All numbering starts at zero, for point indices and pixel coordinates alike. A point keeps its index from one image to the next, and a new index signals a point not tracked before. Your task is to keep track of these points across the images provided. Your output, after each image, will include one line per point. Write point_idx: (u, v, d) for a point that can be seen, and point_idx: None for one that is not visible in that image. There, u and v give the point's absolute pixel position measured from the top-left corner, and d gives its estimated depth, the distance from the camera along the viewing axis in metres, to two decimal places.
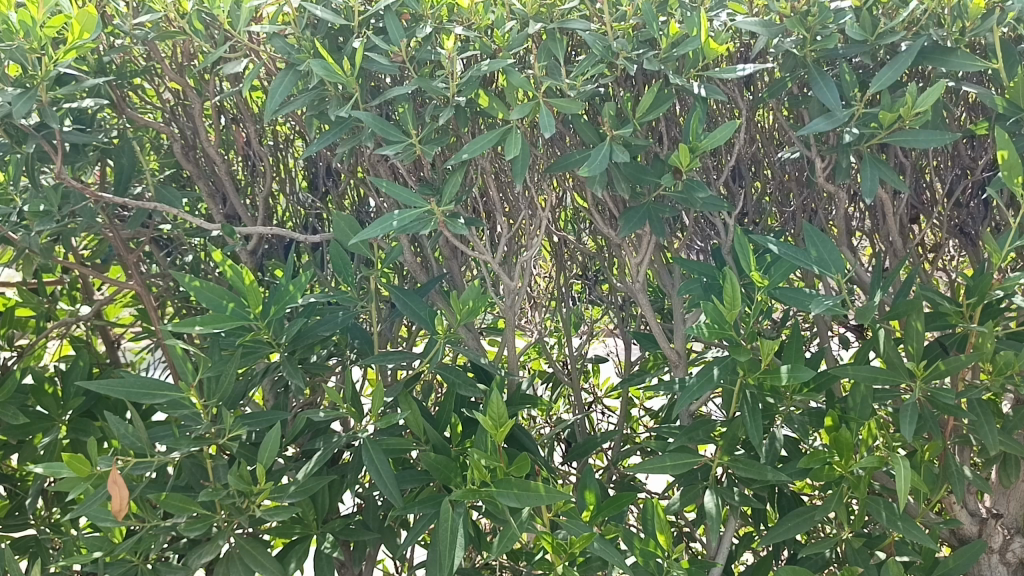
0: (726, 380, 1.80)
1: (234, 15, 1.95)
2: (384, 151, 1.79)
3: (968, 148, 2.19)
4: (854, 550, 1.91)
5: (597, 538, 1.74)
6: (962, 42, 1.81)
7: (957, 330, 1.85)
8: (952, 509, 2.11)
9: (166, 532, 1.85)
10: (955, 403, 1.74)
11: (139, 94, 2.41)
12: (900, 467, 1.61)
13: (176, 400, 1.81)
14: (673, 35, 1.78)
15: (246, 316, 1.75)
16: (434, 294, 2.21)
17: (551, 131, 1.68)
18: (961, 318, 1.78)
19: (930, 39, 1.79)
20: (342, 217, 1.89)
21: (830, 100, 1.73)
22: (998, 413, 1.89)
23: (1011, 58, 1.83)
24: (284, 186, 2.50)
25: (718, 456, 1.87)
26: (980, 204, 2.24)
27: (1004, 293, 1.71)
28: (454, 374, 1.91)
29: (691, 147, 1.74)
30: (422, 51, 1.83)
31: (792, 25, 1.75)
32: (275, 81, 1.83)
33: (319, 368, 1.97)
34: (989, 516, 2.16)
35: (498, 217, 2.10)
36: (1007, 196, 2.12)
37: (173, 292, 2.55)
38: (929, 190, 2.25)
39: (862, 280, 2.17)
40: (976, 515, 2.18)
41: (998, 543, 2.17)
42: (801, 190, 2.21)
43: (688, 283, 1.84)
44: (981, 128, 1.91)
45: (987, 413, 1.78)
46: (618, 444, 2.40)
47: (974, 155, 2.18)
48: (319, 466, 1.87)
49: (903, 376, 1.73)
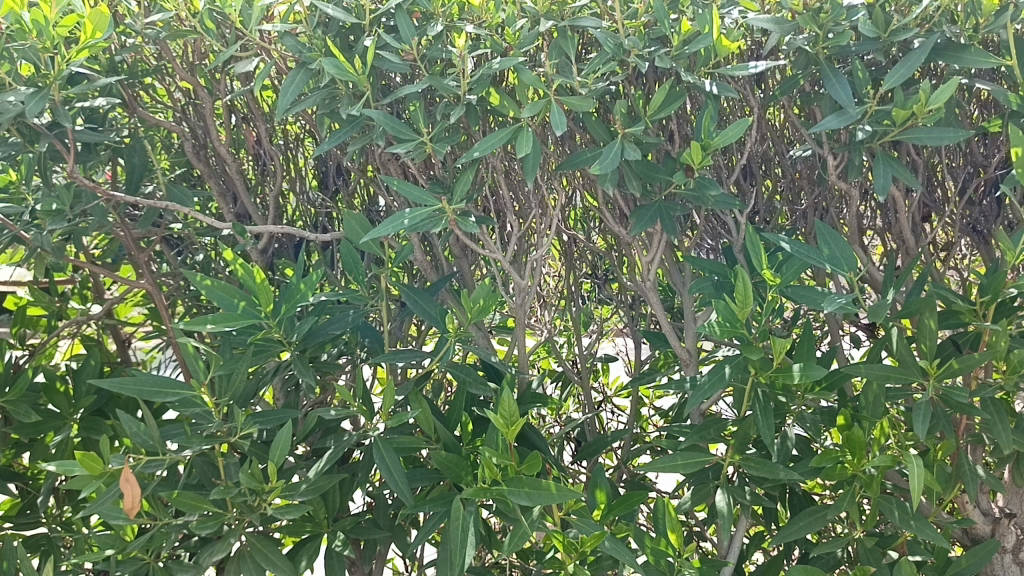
0: (738, 379, 1.79)
1: (245, 14, 1.96)
2: (395, 150, 1.78)
3: (981, 146, 2.18)
4: (866, 550, 1.90)
5: (608, 536, 1.74)
6: (976, 38, 1.80)
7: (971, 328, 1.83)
8: (965, 509, 2.10)
9: (178, 530, 1.85)
10: (968, 402, 1.73)
11: (150, 94, 2.42)
12: (913, 466, 1.61)
13: (188, 399, 1.81)
14: (685, 33, 1.78)
15: (258, 314, 1.76)
16: (444, 293, 2.21)
17: (562, 128, 1.68)
18: (973, 318, 1.77)
19: (943, 36, 1.78)
20: (353, 216, 1.89)
21: (843, 98, 1.72)
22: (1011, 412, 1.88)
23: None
24: (294, 185, 2.51)
25: (730, 455, 1.86)
26: (992, 203, 2.23)
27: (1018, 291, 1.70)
28: (464, 372, 1.90)
29: (703, 145, 1.74)
30: (434, 49, 1.83)
31: (804, 22, 1.74)
32: (286, 79, 1.83)
33: (329, 367, 1.97)
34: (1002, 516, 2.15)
35: (508, 216, 2.10)
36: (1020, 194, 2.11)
37: (184, 291, 2.56)
38: (941, 188, 2.24)
39: (873, 279, 2.16)
40: (989, 515, 2.17)
41: (1010, 543, 2.16)
42: (812, 189, 2.20)
43: (700, 281, 1.83)
44: (995, 125, 1.90)
45: (1001, 411, 1.77)
46: (628, 444, 2.40)
47: (987, 153, 2.18)
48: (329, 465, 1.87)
49: (916, 375, 1.72)
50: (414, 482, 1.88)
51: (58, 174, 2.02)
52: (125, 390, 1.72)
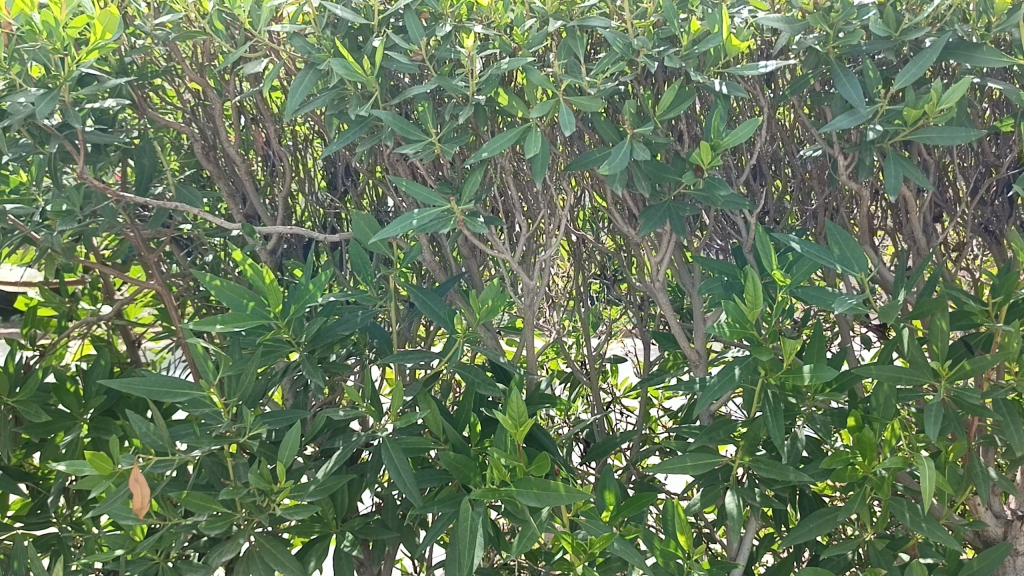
0: (748, 380, 1.78)
1: (254, 15, 1.96)
2: (404, 150, 1.78)
3: (993, 146, 2.16)
4: (878, 552, 1.88)
5: (616, 537, 1.73)
6: (988, 37, 1.79)
7: (982, 329, 1.82)
8: (978, 511, 2.08)
9: (187, 530, 1.85)
10: (980, 403, 1.71)
11: (159, 95, 2.43)
12: (925, 468, 1.59)
13: (197, 399, 1.81)
14: (694, 32, 1.77)
15: (266, 314, 1.76)
16: (452, 293, 2.20)
17: (571, 128, 1.67)
18: (985, 320, 1.75)
19: (955, 35, 1.77)
20: (362, 216, 1.89)
21: (853, 97, 1.71)
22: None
23: None
24: (303, 186, 2.51)
25: (740, 456, 1.85)
26: (1005, 202, 2.21)
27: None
28: (472, 373, 1.90)
29: (713, 145, 1.73)
30: (443, 50, 1.83)
31: (814, 21, 1.73)
32: (295, 80, 1.83)
33: (338, 367, 1.97)
34: (1015, 518, 2.13)
35: (517, 217, 2.09)
36: None
37: (193, 292, 2.56)
38: (953, 188, 2.23)
39: (884, 280, 2.14)
40: (1001, 517, 2.15)
41: (1023, 545, 2.14)
42: (822, 189, 2.19)
43: (709, 281, 1.82)
44: (1007, 124, 1.89)
45: (1014, 412, 1.75)
46: (637, 445, 2.39)
47: (999, 153, 2.16)
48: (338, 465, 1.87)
49: (927, 376, 1.71)
50: (423, 482, 1.87)
51: (78, 171, 2.03)
52: (135, 390, 1.72)
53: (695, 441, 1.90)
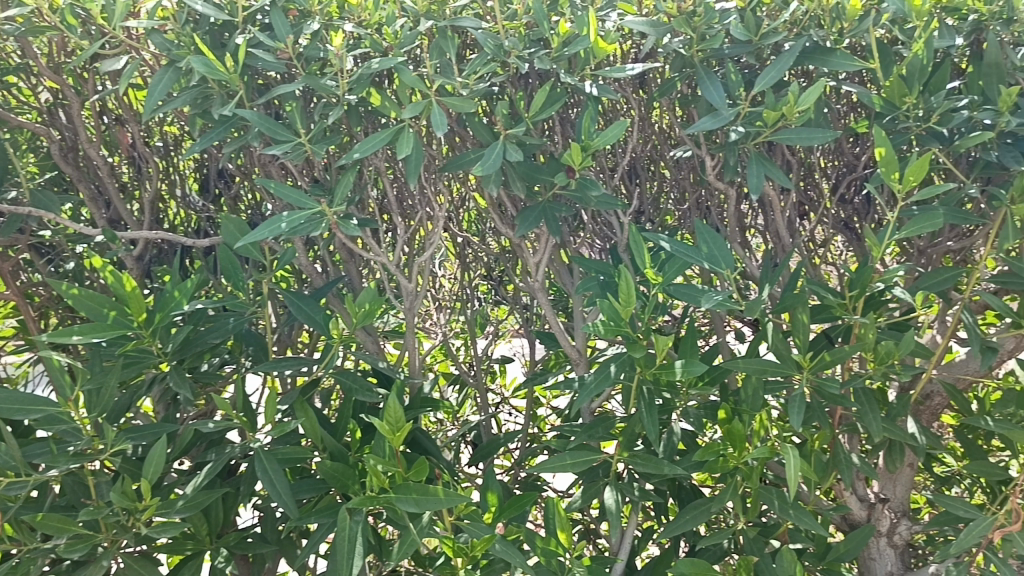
0: (625, 375, 1.82)
1: (109, 10, 1.85)
2: (271, 151, 1.73)
3: (852, 146, 2.28)
4: (751, 539, 1.95)
5: (498, 540, 1.73)
6: (841, 42, 1.87)
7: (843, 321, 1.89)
8: (842, 496, 2.19)
9: (45, 554, 1.75)
10: (842, 393, 1.79)
11: (13, 94, 2.28)
12: (789, 457, 1.65)
13: (53, 414, 1.71)
14: (564, 35, 1.79)
15: (129, 324, 1.68)
16: (328, 297, 2.15)
17: (442, 129, 1.65)
18: (847, 308, 1.82)
19: (811, 40, 1.86)
20: (228, 219, 1.82)
21: (716, 100, 1.75)
22: (883, 401, 1.96)
23: (886, 59, 1.90)
24: (171, 187, 2.40)
25: (618, 452, 1.88)
26: (864, 200, 2.32)
27: (883, 284, 1.78)
28: (350, 379, 1.88)
29: (584, 146, 1.74)
30: (310, 47, 1.78)
31: (678, 25, 1.79)
32: (153, 77, 1.75)
33: (211, 376, 1.91)
34: (877, 501, 2.23)
35: (393, 218, 2.05)
36: (888, 193, 2.19)
37: (55, 301, 2.42)
38: (818, 186, 2.33)
39: (752, 275, 2.23)
40: (865, 501, 2.25)
41: (885, 526, 2.25)
42: (694, 189, 2.24)
43: (586, 280, 1.84)
44: (861, 126, 1.99)
45: (872, 400, 1.85)
46: (525, 443, 2.40)
47: (858, 152, 2.27)
48: (209, 478, 1.81)
49: (792, 368, 1.78)
50: (301, 487, 1.84)
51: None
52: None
53: (576, 438, 1.93)
